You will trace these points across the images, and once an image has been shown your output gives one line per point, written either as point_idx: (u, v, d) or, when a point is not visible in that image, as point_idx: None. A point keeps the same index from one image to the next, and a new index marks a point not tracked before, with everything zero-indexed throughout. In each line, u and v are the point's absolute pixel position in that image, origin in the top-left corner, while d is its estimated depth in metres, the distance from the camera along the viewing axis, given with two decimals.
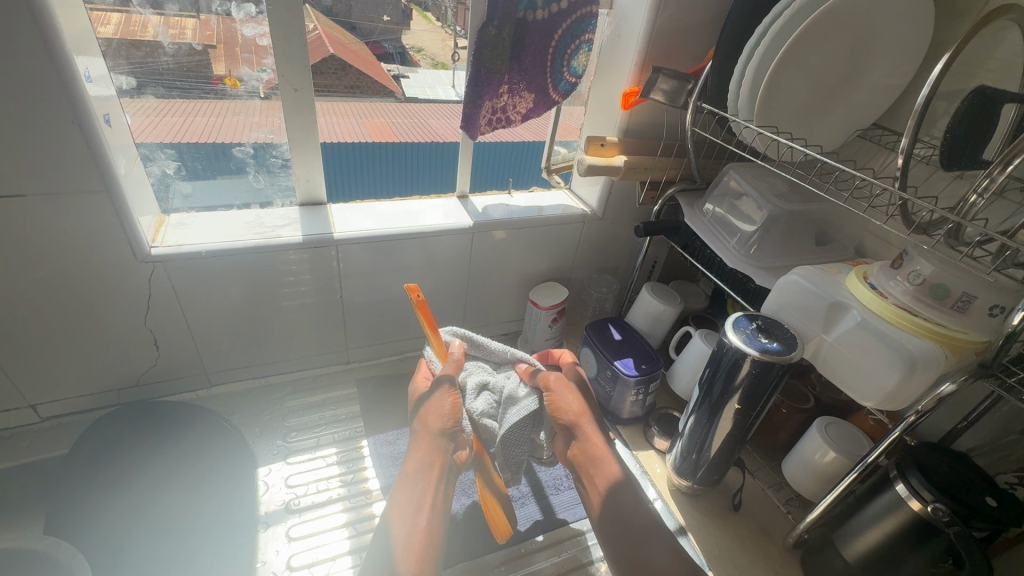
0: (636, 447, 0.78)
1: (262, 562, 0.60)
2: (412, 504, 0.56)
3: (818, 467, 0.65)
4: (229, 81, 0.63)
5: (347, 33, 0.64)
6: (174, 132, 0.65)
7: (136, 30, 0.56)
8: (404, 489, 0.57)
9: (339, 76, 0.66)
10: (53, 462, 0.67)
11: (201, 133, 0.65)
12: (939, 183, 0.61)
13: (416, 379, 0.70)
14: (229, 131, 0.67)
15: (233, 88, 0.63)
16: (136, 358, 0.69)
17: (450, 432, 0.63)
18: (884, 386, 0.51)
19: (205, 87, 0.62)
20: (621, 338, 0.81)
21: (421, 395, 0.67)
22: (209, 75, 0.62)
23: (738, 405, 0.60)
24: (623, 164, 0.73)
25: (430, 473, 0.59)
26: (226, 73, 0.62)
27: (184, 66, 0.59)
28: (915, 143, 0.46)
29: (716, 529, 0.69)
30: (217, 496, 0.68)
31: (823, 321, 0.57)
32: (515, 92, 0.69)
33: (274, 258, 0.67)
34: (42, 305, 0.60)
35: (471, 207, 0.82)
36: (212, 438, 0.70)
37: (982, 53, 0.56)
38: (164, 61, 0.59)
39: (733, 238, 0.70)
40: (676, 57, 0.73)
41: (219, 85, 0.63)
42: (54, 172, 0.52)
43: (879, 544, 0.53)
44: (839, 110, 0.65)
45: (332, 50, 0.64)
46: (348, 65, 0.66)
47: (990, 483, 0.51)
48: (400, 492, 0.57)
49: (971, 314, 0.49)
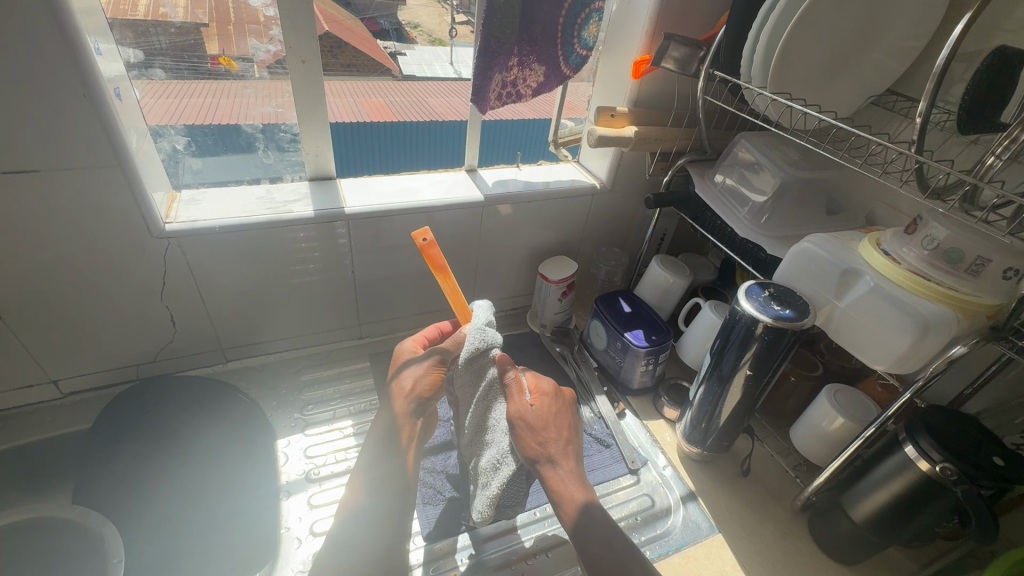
0: (646, 416, 0.80)
1: (285, 528, 0.62)
2: (401, 447, 0.57)
3: (826, 433, 0.66)
4: (224, 60, 0.62)
5: (340, 10, 0.64)
6: (171, 112, 0.64)
7: (126, 8, 0.55)
8: (385, 440, 0.58)
9: (333, 54, 0.65)
10: (75, 437, 0.68)
11: (196, 116, 0.65)
12: (955, 148, 0.61)
13: (408, 341, 0.66)
14: (225, 112, 0.66)
15: (228, 69, 0.63)
16: (154, 334, 0.70)
17: (427, 400, 0.60)
18: (895, 350, 0.51)
19: (199, 67, 0.61)
20: (630, 310, 0.82)
21: (406, 357, 0.64)
22: (203, 55, 0.61)
23: (749, 371, 0.60)
24: (634, 134, 0.72)
25: (402, 424, 0.58)
26: (220, 52, 0.61)
27: (180, 43, 0.59)
28: (934, 105, 0.46)
29: (726, 493, 0.71)
30: (240, 467, 0.70)
31: (836, 287, 0.57)
32: (526, 64, 0.68)
33: (285, 234, 0.68)
34: (61, 285, 0.60)
35: (481, 180, 0.82)
36: (232, 407, 0.72)
37: (1002, 11, 0.55)
38: (158, 40, 0.58)
39: (744, 208, 0.71)
40: (687, 23, 0.71)
41: (215, 66, 0.62)
42: (66, 148, 0.52)
43: (887, 503, 0.54)
44: (856, 76, 0.64)
45: (327, 27, 0.63)
46: (343, 43, 0.65)
47: (999, 443, 0.51)
48: (393, 405, 0.60)
49: (984, 278, 0.49)
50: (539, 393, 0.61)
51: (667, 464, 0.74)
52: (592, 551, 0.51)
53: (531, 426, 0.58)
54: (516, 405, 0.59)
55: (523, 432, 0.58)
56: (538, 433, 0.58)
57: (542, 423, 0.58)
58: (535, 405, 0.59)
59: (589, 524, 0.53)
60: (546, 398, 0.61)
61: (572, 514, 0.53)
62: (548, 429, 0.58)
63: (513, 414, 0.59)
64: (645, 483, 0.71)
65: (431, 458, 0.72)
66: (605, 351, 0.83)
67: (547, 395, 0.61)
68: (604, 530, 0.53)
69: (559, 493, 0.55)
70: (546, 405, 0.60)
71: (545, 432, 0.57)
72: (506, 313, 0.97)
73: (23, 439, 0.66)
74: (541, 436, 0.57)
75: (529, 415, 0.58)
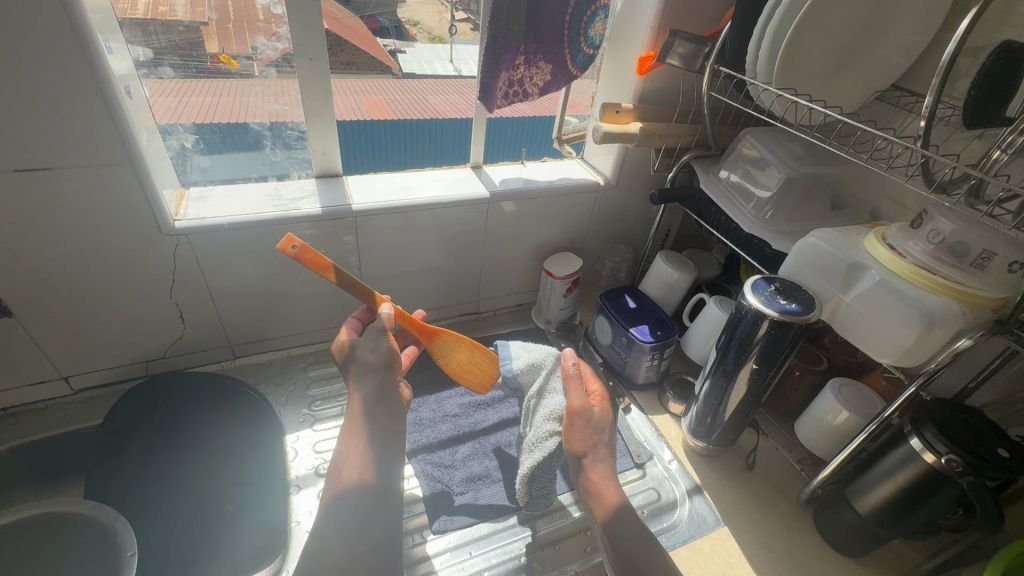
0: (652, 412, 0.81)
1: (296, 522, 0.62)
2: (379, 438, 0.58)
3: (831, 427, 0.67)
4: (224, 59, 0.63)
5: (341, 8, 0.64)
6: (167, 112, 0.64)
7: (125, 7, 0.55)
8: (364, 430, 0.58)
9: (333, 53, 0.65)
10: (86, 433, 0.69)
11: (195, 116, 0.66)
12: (960, 142, 0.61)
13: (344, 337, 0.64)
14: (226, 111, 0.66)
15: (229, 67, 0.63)
16: (164, 331, 0.71)
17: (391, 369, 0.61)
18: (901, 344, 0.52)
19: (199, 67, 0.62)
20: (635, 305, 0.82)
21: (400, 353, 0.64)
22: (203, 55, 0.62)
23: (755, 365, 0.61)
24: (639, 130, 0.73)
25: (385, 405, 0.60)
26: (220, 51, 0.62)
27: (179, 44, 0.60)
28: (940, 100, 0.46)
29: (732, 487, 0.71)
30: (251, 463, 0.71)
31: (842, 282, 0.57)
32: (532, 63, 0.69)
33: (292, 231, 0.68)
34: (72, 283, 0.61)
35: (487, 177, 0.82)
36: (242, 406, 0.73)
37: (1007, 5, 0.56)
38: (157, 40, 0.59)
39: (749, 203, 0.71)
40: (692, 19, 0.72)
41: (215, 65, 0.63)
42: (78, 147, 0.53)
43: (892, 495, 0.55)
44: (862, 72, 0.64)
45: (327, 26, 0.64)
46: (342, 41, 0.65)
47: (1004, 435, 0.52)
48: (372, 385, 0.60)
49: (989, 271, 0.50)
50: (599, 396, 0.68)
51: (673, 458, 0.74)
52: (618, 540, 0.56)
53: (590, 423, 0.64)
54: (582, 399, 0.65)
55: (578, 427, 0.64)
56: (593, 430, 0.64)
57: (597, 427, 0.65)
58: (597, 404, 0.66)
59: (620, 516, 0.58)
60: (603, 401, 0.67)
61: (603, 506, 0.59)
62: (601, 430, 0.65)
63: (573, 404, 0.65)
64: (651, 477, 0.72)
65: (437, 453, 0.72)
66: (610, 347, 0.83)
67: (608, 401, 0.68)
68: (629, 526, 0.57)
69: (597, 484, 0.61)
70: (604, 408, 0.67)
71: (595, 433, 0.64)
72: (510, 309, 0.98)
73: (34, 435, 0.67)
74: (593, 435, 0.64)
75: (588, 412, 0.65)
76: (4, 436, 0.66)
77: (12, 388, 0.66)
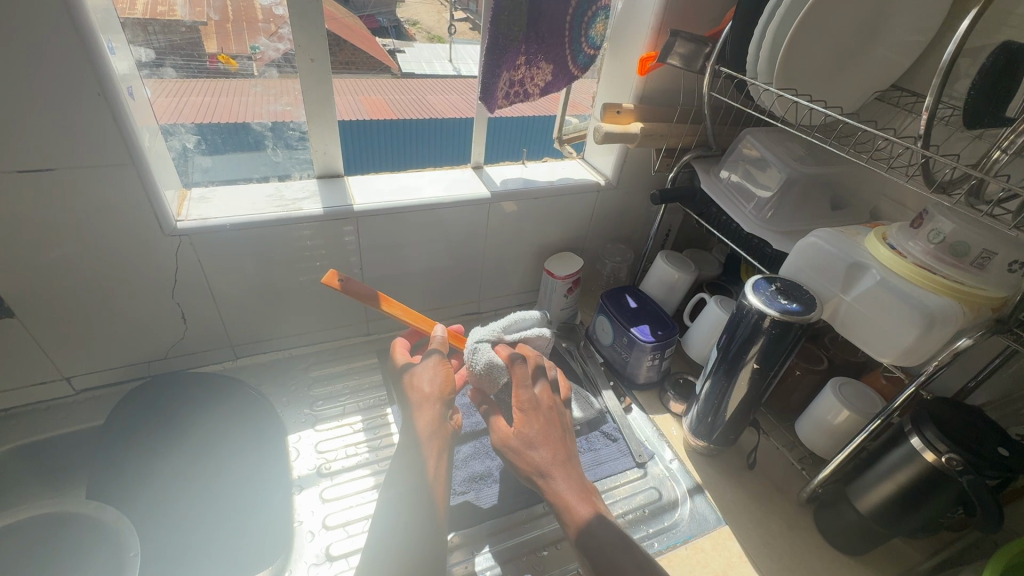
0: (653, 411, 0.81)
1: (298, 522, 0.62)
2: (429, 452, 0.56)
3: (831, 427, 0.67)
4: (223, 59, 0.63)
5: (341, 8, 0.63)
6: (165, 112, 0.64)
7: (124, 7, 0.55)
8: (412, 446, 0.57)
9: (334, 53, 0.65)
10: (87, 432, 0.69)
11: (194, 115, 0.66)
12: (960, 142, 0.61)
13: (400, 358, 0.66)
14: (225, 112, 0.66)
15: (228, 67, 0.64)
16: (167, 331, 0.71)
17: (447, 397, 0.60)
18: (902, 343, 0.52)
19: (200, 67, 0.62)
20: (636, 305, 0.82)
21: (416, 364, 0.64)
22: (203, 54, 0.62)
23: (755, 365, 0.61)
24: (640, 130, 0.73)
25: (434, 429, 0.57)
26: (219, 50, 0.62)
27: (179, 43, 0.60)
28: (940, 100, 0.46)
29: (733, 486, 0.71)
30: (254, 463, 0.71)
31: (843, 281, 0.58)
32: (534, 63, 0.69)
33: (294, 232, 0.68)
34: (74, 283, 0.61)
35: (488, 178, 0.82)
36: (244, 405, 0.73)
37: (1007, 6, 0.56)
38: (157, 40, 0.59)
39: (750, 203, 0.71)
40: (693, 19, 0.72)
41: (214, 64, 0.63)
42: (81, 147, 0.53)
43: (892, 494, 0.55)
44: (863, 72, 0.64)
45: (331, 28, 0.63)
46: (341, 40, 0.65)
47: (1004, 434, 0.52)
48: (421, 414, 0.58)
49: (990, 271, 0.50)
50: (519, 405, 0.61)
51: (674, 457, 0.74)
52: (596, 554, 0.52)
53: (517, 451, 0.58)
54: (499, 432, 0.60)
55: (512, 456, 0.59)
56: (526, 454, 0.58)
57: (527, 445, 0.59)
58: (517, 427, 0.60)
59: (593, 532, 0.54)
60: (527, 413, 0.61)
61: (575, 526, 0.54)
62: (536, 446, 0.59)
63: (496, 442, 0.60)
64: (652, 477, 0.72)
65: None
66: (611, 346, 0.83)
67: (529, 414, 0.61)
68: (606, 534, 0.54)
69: (563, 504, 0.56)
70: (529, 424, 0.60)
71: (529, 457, 0.58)
72: (511, 309, 0.98)
73: (35, 435, 0.67)
74: (529, 455, 0.58)
75: (513, 439, 0.59)
76: (4, 436, 0.66)
77: (13, 388, 0.66)
